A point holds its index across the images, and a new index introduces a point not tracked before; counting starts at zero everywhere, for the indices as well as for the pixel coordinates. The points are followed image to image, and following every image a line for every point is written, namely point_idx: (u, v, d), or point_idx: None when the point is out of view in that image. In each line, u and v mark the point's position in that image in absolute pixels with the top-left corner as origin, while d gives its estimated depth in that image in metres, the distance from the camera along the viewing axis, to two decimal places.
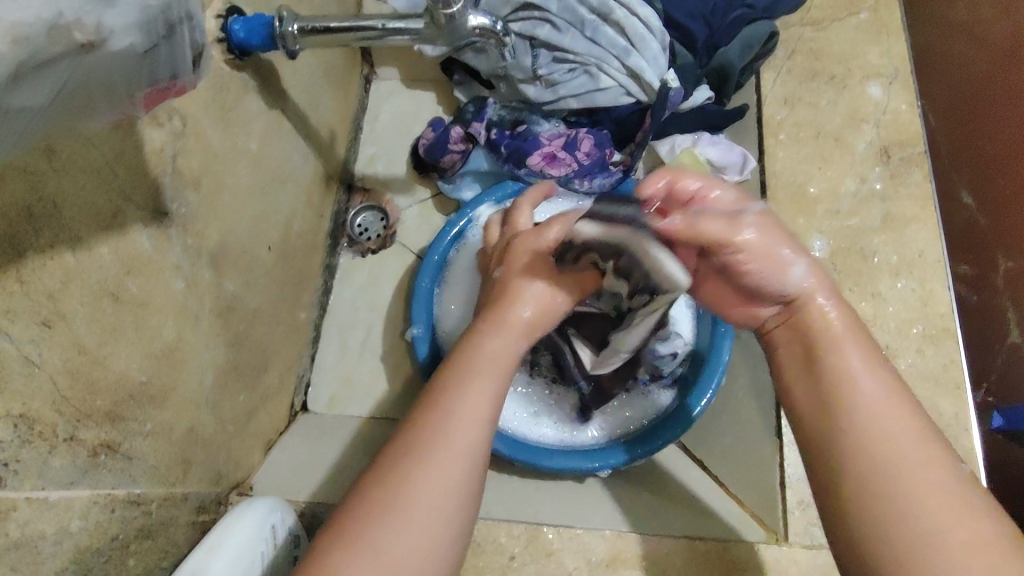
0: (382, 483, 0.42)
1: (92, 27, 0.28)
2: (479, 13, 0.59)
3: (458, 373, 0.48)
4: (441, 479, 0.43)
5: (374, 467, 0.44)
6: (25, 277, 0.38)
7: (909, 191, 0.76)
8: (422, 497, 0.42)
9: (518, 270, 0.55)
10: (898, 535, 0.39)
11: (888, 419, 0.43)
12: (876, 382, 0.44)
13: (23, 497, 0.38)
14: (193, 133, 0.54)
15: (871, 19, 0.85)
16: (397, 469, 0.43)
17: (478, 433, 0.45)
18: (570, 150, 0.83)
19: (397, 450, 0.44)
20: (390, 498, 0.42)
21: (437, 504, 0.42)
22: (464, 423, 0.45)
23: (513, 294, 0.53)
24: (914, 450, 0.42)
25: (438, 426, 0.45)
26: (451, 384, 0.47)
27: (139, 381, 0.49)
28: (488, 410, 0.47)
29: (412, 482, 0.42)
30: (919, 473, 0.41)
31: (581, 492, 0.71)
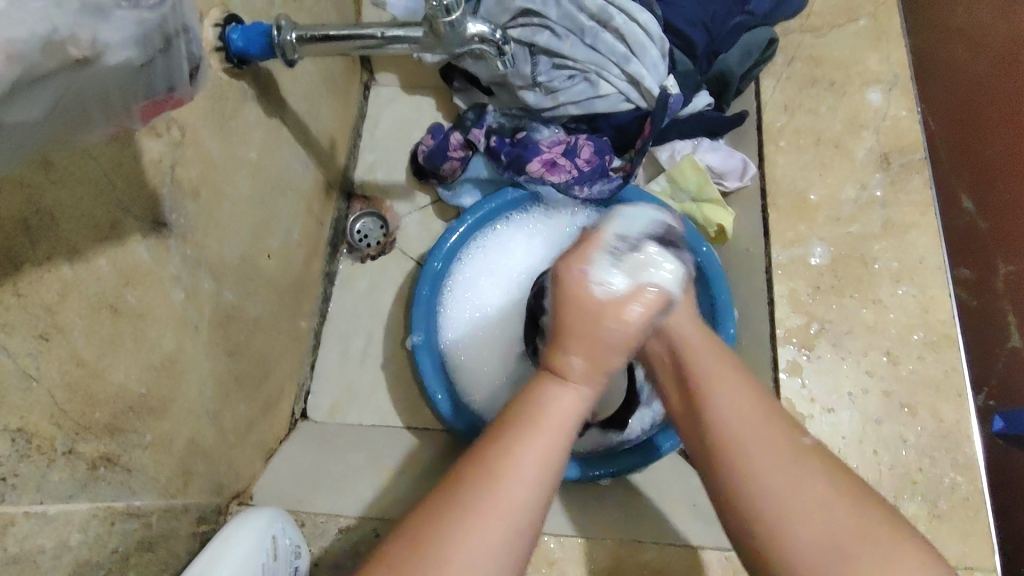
0: (451, 514, 0.42)
1: (87, 43, 0.28)
2: (478, 21, 0.59)
3: (527, 413, 0.48)
4: (509, 521, 0.43)
5: (440, 494, 0.44)
6: (22, 290, 0.38)
7: (909, 198, 0.76)
8: (490, 532, 0.42)
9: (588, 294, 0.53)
10: (767, 526, 0.44)
11: (741, 421, 0.48)
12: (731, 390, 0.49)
13: (22, 512, 0.38)
14: (191, 143, 0.54)
15: (870, 25, 0.85)
16: (470, 503, 0.43)
17: (543, 482, 0.45)
18: (570, 156, 0.83)
19: (471, 482, 0.44)
20: (461, 532, 0.42)
21: (497, 542, 0.42)
22: (534, 465, 0.45)
23: (584, 330, 0.52)
24: (770, 438, 0.47)
25: (498, 479, 0.44)
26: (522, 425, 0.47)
27: (139, 393, 0.48)
28: (553, 458, 0.47)
29: (485, 514, 0.42)
30: (777, 464, 0.46)
31: (582, 500, 0.70)
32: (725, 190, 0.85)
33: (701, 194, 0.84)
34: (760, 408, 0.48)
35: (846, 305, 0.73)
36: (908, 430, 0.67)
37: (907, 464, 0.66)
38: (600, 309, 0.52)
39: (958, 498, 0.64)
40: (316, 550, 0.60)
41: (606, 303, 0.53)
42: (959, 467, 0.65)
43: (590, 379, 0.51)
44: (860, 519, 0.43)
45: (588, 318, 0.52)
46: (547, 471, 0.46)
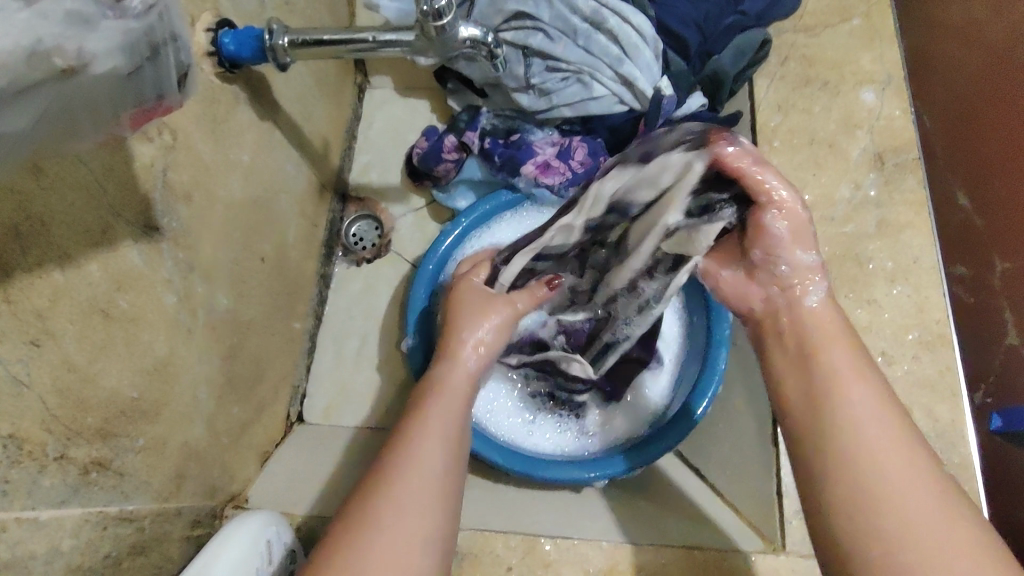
0: (360, 501, 0.44)
1: (73, 53, 0.28)
2: (469, 24, 0.59)
3: (426, 402, 0.52)
4: (415, 492, 0.44)
5: (353, 496, 0.45)
6: (12, 296, 0.38)
7: (902, 197, 0.76)
8: (397, 508, 0.43)
9: (464, 304, 0.62)
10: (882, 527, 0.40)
11: (872, 421, 0.44)
12: (864, 390, 0.45)
13: (13, 518, 0.38)
14: (184, 147, 0.54)
15: (862, 25, 0.85)
16: (371, 490, 0.44)
17: (445, 452, 0.48)
18: (564, 158, 0.84)
19: (375, 474, 0.46)
20: (365, 514, 0.43)
21: (406, 515, 0.43)
22: (431, 445, 0.48)
23: (462, 327, 0.59)
24: (897, 453, 0.42)
25: (396, 465, 0.46)
26: (418, 412, 0.51)
27: (131, 397, 0.49)
28: (452, 426, 0.50)
29: (386, 501, 0.44)
30: (887, 464, 0.42)
31: (577, 504, 0.71)
32: None
33: None
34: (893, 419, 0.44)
35: (841, 304, 0.73)
36: None
37: None
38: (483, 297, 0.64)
39: None
40: (309, 553, 0.60)
41: (483, 306, 0.61)
42: (955, 466, 0.65)
43: (486, 346, 0.59)
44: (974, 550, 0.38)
45: (475, 305, 0.62)
46: (444, 443, 0.48)
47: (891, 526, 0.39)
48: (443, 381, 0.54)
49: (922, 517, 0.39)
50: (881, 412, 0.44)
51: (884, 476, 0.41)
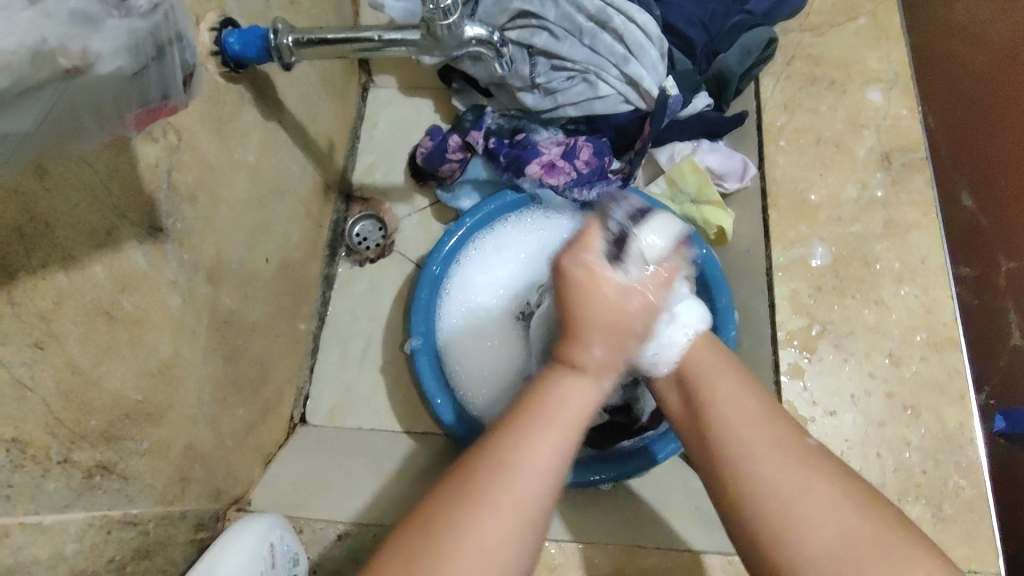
0: (442, 519, 0.41)
1: (78, 52, 0.27)
2: (475, 23, 0.59)
3: (536, 410, 0.46)
4: (499, 527, 0.41)
5: (436, 497, 0.43)
6: (15, 298, 0.37)
7: (910, 197, 0.76)
8: (477, 543, 0.40)
9: (603, 261, 0.49)
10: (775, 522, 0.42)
11: (741, 418, 0.47)
12: (729, 391, 0.49)
13: (16, 523, 0.38)
14: (188, 147, 0.53)
15: (869, 24, 0.85)
16: (456, 510, 0.41)
17: (543, 486, 0.43)
18: (570, 158, 0.83)
19: (468, 484, 0.42)
20: (445, 539, 0.40)
21: (492, 553, 0.40)
22: (530, 476, 0.43)
23: (606, 291, 0.48)
24: (766, 429, 0.46)
25: (499, 481, 0.42)
26: (529, 416, 0.45)
27: (136, 400, 0.48)
28: (561, 454, 0.45)
29: (466, 534, 0.40)
30: (770, 462, 0.45)
31: (581, 508, 0.68)
32: (724, 192, 0.84)
33: (700, 195, 0.82)
34: (757, 399, 0.49)
35: (848, 305, 0.72)
36: (912, 432, 0.67)
37: (910, 466, 0.65)
38: (614, 293, 0.48)
39: (962, 501, 0.63)
40: (314, 556, 0.60)
41: (617, 303, 0.48)
42: (963, 469, 0.65)
43: (607, 366, 0.48)
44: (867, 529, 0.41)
45: (602, 302, 0.48)
46: (549, 473, 0.44)
47: (778, 504, 0.43)
48: (554, 385, 0.47)
49: (805, 505, 0.42)
50: (748, 405, 0.48)
51: (758, 458, 0.45)
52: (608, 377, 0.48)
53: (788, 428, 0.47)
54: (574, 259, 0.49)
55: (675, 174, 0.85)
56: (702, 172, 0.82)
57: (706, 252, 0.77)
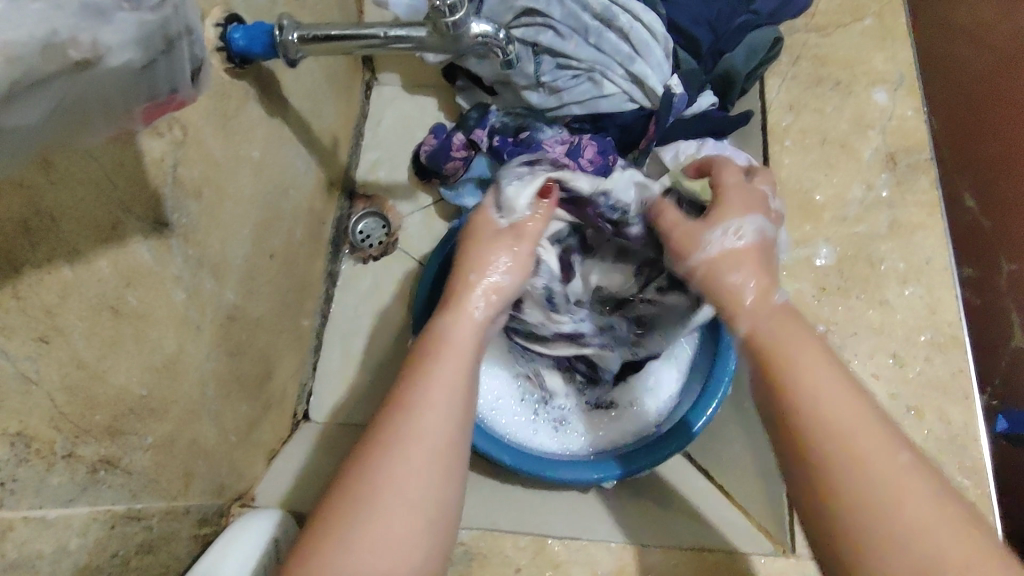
0: (360, 471, 0.43)
1: (88, 45, 0.28)
2: (481, 20, 0.59)
3: (429, 351, 0.50)
4: (415, 461, 0.43)
5: (352, 458, 0.45)
6: (21, 292, 0.37)
7: (915, 198, 0.76)
8: (398, 478, 0.43)
9: (478, 237, 0.59)
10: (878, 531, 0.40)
11: (842, 412, 0.45)
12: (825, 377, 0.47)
13: (20, 516, 0.38)
14: (193, 143, 0.53)
15: (876, 24, 0.85)
16: (371, 458, 0.43)
17: (451, 418, 0.46)
18: (575, 157, 0.81)
19: (375, 435, 0.45)
20: (365, 485, 0.42)
21: (406, 497, 0.42)
22: (437, 409, 0.46)
23: (480, 257, 0.57)
24: (860, 428, 0.44)
25: (403, 428, 0.45)
26: (421, 365, 0.49)
27: (140, 395, 0.48)
28: (462, 382, 0.48)
29: (384, 478, 0.42)
30: (870, 463, 0.43)
31: (586, 508, 0.68)
32: None
33: None
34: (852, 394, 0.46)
35: (853, 306, 0.72)
36: (915, 434, 0.67)
37: None
38: (487, 243, 0.58)
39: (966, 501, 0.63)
40: None
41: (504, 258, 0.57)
42: (967, 470, 0.65)
43: (493, 292, 0.55)
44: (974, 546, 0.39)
45: (486, 255, 0.57)
46: (448, 403, 0.47)
47: (877, 503, 0.41)
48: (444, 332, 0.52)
49: (912, 520, 0.40)
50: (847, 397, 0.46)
51: (868, 468, 0.42)
52: (492, 299, 0.55)
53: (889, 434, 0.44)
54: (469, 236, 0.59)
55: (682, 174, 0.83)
56: None
57: None
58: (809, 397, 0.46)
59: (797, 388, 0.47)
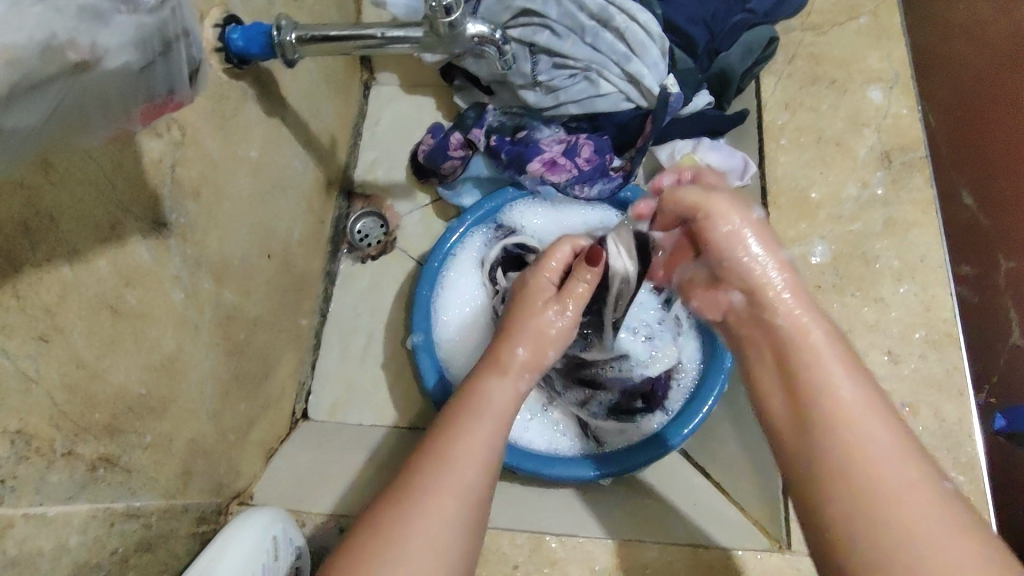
0: (397, 513, 0.44)
1: (86, 47, 0.28)
2: (478, 21, 0.59)
3: (468, 409, 0.52)
4: (448, 510, 0.45)
5: (383, 499, 0.46)
6: (21, 291, 0.38)
7: (910, 196, 0.76)
8: (432, 529, 0.44)
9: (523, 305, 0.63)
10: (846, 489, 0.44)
11: (854, 410, 0.47)
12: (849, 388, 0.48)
13: (21, 514, 0.38)
14: (192, 143, 0.54)
15: (870, 23, 0.85)
16: (409, 502, 0.45)
17: (489, 470, 0.49)
18: (570, 156, 0.83)
19: (411, 481, 0.46)
20: (400, 528, 0.43)
21: (446, 540, 0.44)
22: (477, 460, 0.48)
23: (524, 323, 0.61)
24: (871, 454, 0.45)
25: (449, 471, 0.47)
26: (464, 413, 0.52)
27: (139, 394, 0.48)
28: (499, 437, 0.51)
29: (416, 526, 0.44)
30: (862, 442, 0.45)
31: (582, 502, 0.69)
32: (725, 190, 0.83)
33: None
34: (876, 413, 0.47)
35: (848, 303, 0.73)
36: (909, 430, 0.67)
37: None
38: (534, 310, 0.62)
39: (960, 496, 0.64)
40: (316, 551, 0.60)
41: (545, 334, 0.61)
42: (962, 466, 0.65)
43: (533, 367, 0.58)
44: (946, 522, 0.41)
45: (532, 321, 0.61)
46: (484, 462, 0.49)
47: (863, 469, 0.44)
48: (489, 383, 0.55)
49: (887, 488, 0.43)
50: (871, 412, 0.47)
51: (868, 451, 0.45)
52: (532, 375, 0.58)
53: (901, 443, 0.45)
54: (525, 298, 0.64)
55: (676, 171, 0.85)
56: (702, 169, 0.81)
57: None
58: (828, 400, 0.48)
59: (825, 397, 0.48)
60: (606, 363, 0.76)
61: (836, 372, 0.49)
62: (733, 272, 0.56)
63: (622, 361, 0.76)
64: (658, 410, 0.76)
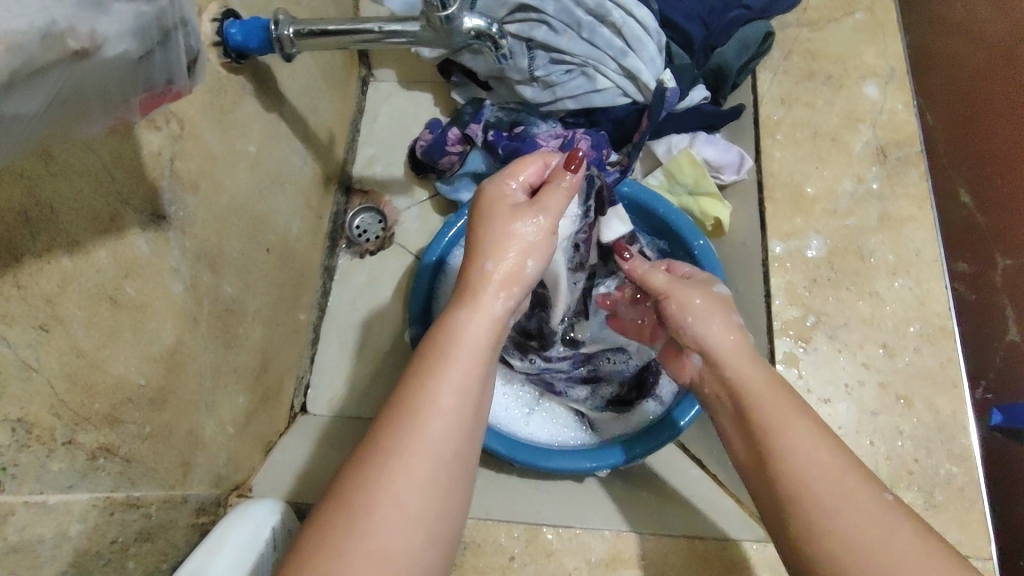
0: (360, 479, 0.42)
1: (86, 35, 0.28)
2: (473, 15, 0.59)
3: (436, 352, 0.48)
4: (417, 471, 0.43)
5: (348, 464, 0.44)
6: (21, 281, 0.38)
7: (906, 190, 0.77)
8: (399, 494, 0.42)
9: (489, 220, 0.55)
10: (814, 537, 0.45)
11: (808, 458, 0.47)
12: (800, 429, 0.49)
13: (21, 502, 0.39)
14: (190, 136, 0.54)
15: (866, 20, 0.86)
16: (371, 467, 0.42)
17: (459, 423, 0.45)
18: (568, 150, 0.83)
19: (375, 443, 0.44)
20: (365, 495, 0.41)
21: (414, 506, 0.42)
22: (446, 416, 0.45)
23: (496, 242, 0.54)
24: (842, 484, 0.46)
25: (412, 433, 0.44)
26: (428, 361, 0.47)
27: (138, 384, 0.49)
28: (470, 382, 0.47)
29: (380, 493, 0.41)
30: (816, 482, 0.46)
31: (580, 496, 0.69)
32: (721, 183, 0.84)
33: (698, 187, 0.82)
34: (822, 446, 0.48)
35: (843, 297, 0.73)
36: (904, 422, 0.67)
37: (902, 455, 0.66)
38: (509, 215, 0.55)
39: (954, 488, 0.64)
40: None
41: (518, 254, 0.54)
42: (957, 459, 0.66)
43: (512, 282, 0.53)
44: (918, 557, 0.42)
45: (506, 227, 0.54)
46: (457, 409, 0.46)
47: (819, 514, 0.45)
48: (458, 323, 0.50)
49: (844, 530, 0.44)
50: (820, 446, 0.48)
51: (824, 489, 0.46)
52: (512, 291, 0.53)
53: (859, 481, 0.46)
54: (488, 211, 0.56)
55: (673, 167, 0.84)
56: (699, 164, 0.82)
57: (701, 244, 0.76)
58: (779, 444, 0.49)
59: (774, 442, 0.49)
60: (602, 357, 0.78)
61: (775, 407, 0.51)
62: (688, 338, 0.60)
63: (618, 355, 0.78)
64: (649, 399, 0.76)
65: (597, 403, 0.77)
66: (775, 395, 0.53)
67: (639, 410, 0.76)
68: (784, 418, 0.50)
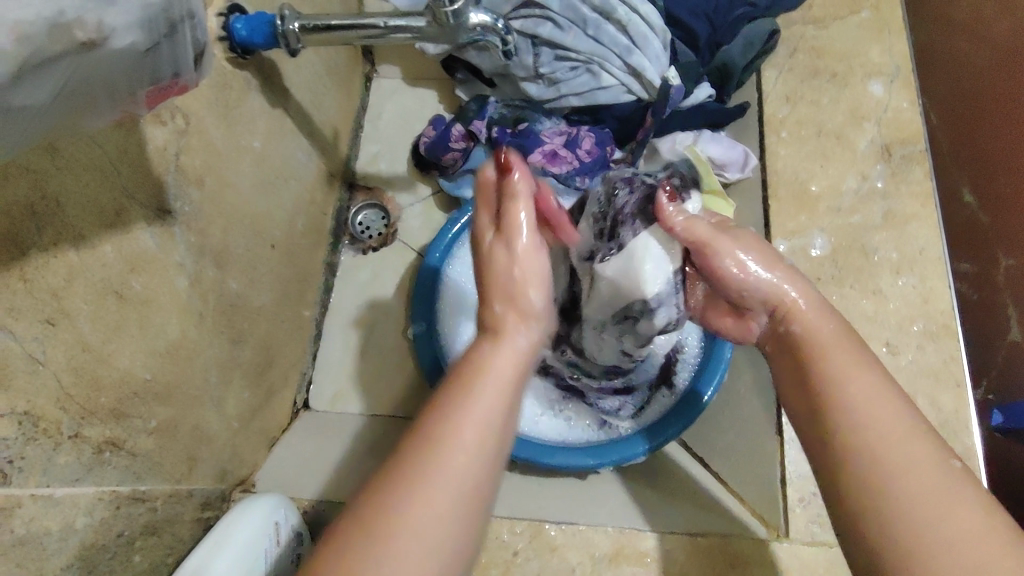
0: (379, 509, 0.38)
1: (94, 26, 0.28)
2: (481, 10, 0.59)
3: (463, 380, 0.44)
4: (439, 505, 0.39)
5: (367, 493, 0.40)
6: (28, 274, 0.38)
7: (909, 188, 0.77)
8: (418, 526, 0.38)
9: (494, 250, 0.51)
10: (899, 522, 0.38)
11: (883, 424, 0.42)
12: (865, 382, 0.44)
13: (28, 494, 0.39)
14: (196, 131, 0.54)
15: (871, 18, 0.85)
16: (391, 494, 0.39)
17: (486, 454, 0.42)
18: (571, 147, 0.83)
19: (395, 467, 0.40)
20: (386, 527, 0.37)
21: (434, 542, 0.38)
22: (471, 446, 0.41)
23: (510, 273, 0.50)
24: (922, 459, 0.40)
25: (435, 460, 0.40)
26: (455, 389, 0.44)
27: (144, 378, 0.49)
28: (497, 414, 0.43)
29: (400, 526, 0.37)
30: (897, 455, 0.40)
31: (584, 492, 0.70)
32: (725, 181, 0.85)
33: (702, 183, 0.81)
34: (891, 411, 0.42)
35: (847, 294, 0.73)
36: None
37: None
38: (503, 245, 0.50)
39: None
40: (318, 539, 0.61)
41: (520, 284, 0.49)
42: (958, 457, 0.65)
43: (527, 314, 0.49)
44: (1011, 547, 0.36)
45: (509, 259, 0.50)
46: (484, 442, 0.42)
47: (907, 493, 0.39)
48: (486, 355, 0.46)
49: (933, 512, 0.38)
50: (890, 407, 0.43)
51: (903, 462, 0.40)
52: (532, 327, 0.49)
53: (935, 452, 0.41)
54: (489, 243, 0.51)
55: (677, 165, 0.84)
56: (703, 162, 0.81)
57: None
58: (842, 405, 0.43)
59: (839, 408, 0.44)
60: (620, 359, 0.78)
61: (838, 360, 0.45)
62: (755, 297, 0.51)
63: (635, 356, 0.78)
64: (658, 394, 0.78)
65: (616, 407, 0.78)
66: (841, 347, 0.46)
67: (653, 406, 0.78)
68: (847, 375, 0.45)
